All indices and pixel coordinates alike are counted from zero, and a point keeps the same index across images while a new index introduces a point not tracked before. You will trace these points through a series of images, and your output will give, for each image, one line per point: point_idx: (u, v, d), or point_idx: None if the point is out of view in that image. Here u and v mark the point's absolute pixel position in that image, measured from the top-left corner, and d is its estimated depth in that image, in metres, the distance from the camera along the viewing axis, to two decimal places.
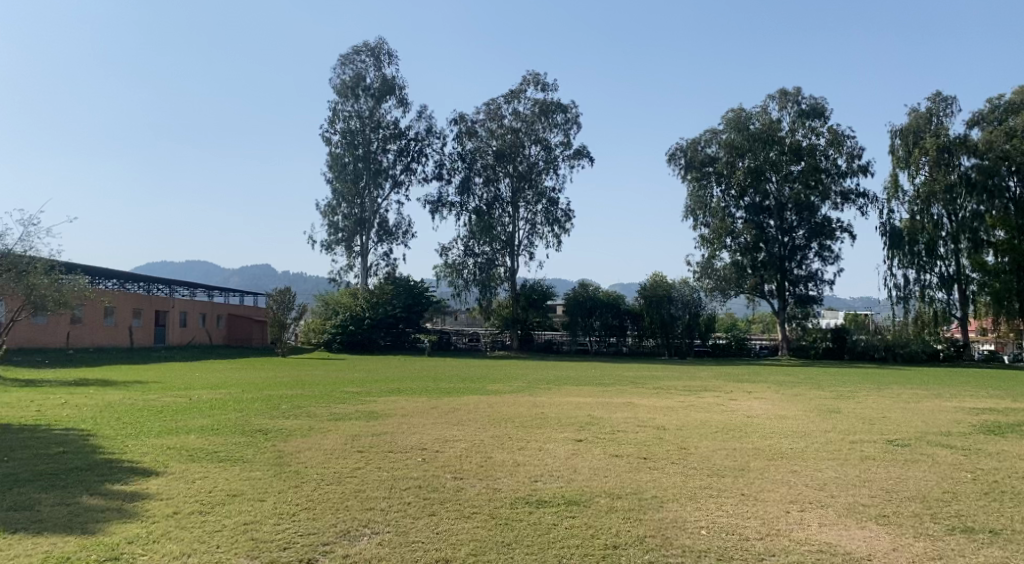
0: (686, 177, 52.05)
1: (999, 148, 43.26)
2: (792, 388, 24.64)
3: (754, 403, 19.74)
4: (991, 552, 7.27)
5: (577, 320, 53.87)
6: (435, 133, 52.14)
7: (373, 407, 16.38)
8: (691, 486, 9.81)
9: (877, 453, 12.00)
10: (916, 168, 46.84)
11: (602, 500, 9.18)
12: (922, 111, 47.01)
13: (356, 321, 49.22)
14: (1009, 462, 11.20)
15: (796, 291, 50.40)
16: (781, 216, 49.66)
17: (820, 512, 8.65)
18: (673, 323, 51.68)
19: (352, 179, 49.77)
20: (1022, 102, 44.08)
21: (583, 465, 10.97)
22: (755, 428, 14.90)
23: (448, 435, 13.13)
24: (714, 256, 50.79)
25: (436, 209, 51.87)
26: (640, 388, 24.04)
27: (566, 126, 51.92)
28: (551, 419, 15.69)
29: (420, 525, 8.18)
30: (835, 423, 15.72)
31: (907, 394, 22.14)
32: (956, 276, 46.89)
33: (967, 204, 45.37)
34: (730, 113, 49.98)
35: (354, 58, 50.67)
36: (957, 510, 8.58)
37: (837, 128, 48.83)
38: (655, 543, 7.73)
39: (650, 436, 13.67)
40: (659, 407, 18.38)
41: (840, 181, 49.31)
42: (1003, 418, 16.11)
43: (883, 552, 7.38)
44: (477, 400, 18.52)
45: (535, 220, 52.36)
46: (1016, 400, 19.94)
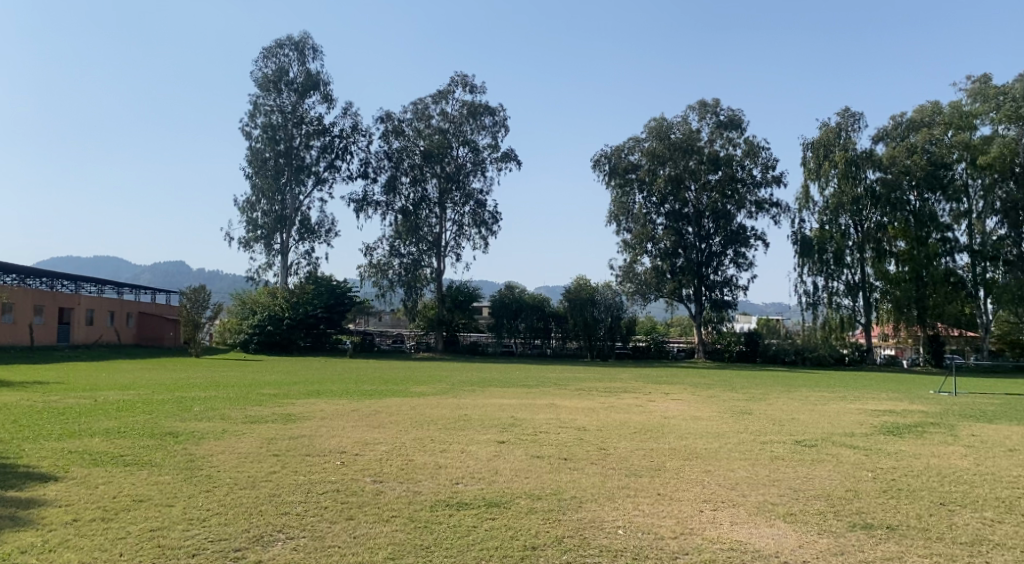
0: (610, 183, 52.84)
1: (901, 163, 45.75)
2: (708, 390, 25.48)
3: (671, 404, 20.28)
4: (888, 547, 7.64)
5: (502, 321, 54.13)
6: (361, 131, 51.41)
7: (291, 409, 16.07)
8: (610, 486, 9.98)
9: (786, 453, 12.44)
10: (826, 180, 48.74)
11: (522, 501, 9.24)
12: (833, 125, 49.11)
13: (274, 321, 47.90)
14: (908, 461, 11.78)
15: (711, 295, 51.66)
16: (699, 223, 50.99)
17: (732, 511, 8.91)
18: (596, 325, 52.39)
19: (273, 175, 48.74)
20: (922, 120, 46.62)
21: (505, 466, 11.03)
22: (671, 429, 15.29)
23: (369, 437, 12.99)
24: (636, 260, 51.70)
25: (361, 208, 51.21)
26: (562, 388, 24.45)
27: (493, 129, 52.22)
28: (474, 420, 15.74)
29: (336, 529, 8.05)
30: (747, 423, 16.27)
31: (815, 396, 23.23)
32: (862, 284, 48.81)
33: (872, 215, 47.72)
34: (652, 122, 51.26)
35: (277, 51, 49.50)
36: (859, 507, 8.99)
37: (753, 139, 50.53)
38: (573, 543, 7.83)
39: (571, 436, 13.81)
40: (580, 408, 18.65)
41: (755, 190, 50.98)
42: (900, 419, 17.02)
43: (790, 549, 7.65)
44: (398, 401, 18.39)
45: (461, 221, 52.27)
46: (914, 402, 21.19)
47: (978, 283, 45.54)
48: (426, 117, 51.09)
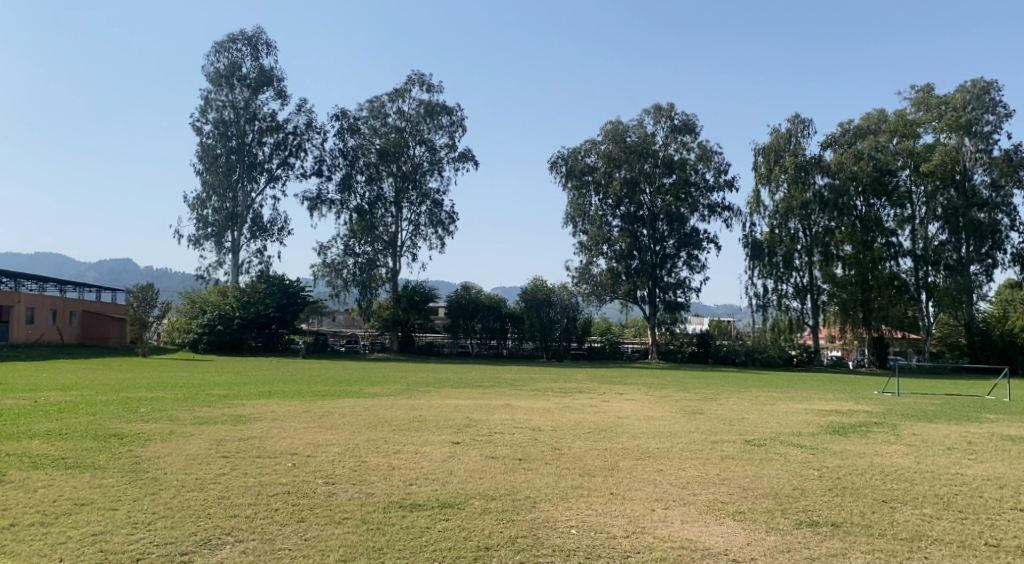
0: (566, 185, 53.13)
1: (848, 169, 46.79)
2: (661, 390, 25.82)
3: (625, 404, 20.48)
4: (833, 544, 7.82)
5: (458, 321, 53.91)
6: (316, 128, 50.80)
7: (241, 410, 15.81)
8: (563, 486, 10.03)
9: (736, 452, 12.65)
10: (776, 185, 49.43)
11: (476, 502, 9.24)
12: (783, 132, 50.09)
13: (225, 321, 47.10)
14: (852, 460, 12.08)
15: (665, 297, 52.08)
16: (653, 226, 51.56)
17: (683, 509, 9.04)
18: (552, 326, 52.65)
19: (224, 172, 47.90)
20: (869, 127, 47.89)
21: (459, 467, 11.02)
22: (624, 429, 15.42)
23: (321, 439, 12.83)
24: (592, 262, 52.05)
25: (315, 206, 50.62)
26: (517, 389, 24.53)
27: (451, 128, 52.10)
28: (428, 421, 15.68)
29: (287, 531, 7.97)
30: (699, 423, 16.50)
31: (764, 396, 23.72)
32: (810, 288, 49.97)
33: (820, 219, 48.79)
34: (608, 125, 51.68)
35: (229, 46, 48.64)
36: (805, 505, 9.20)
37: (706, 144, 51.32)
38: (526, 543, 7.85)
39: (526, 437, 13.83)
40: (534, 409, 18.71)
41: (708, 194, 51.73)
42: (846, 419, 17.45)
43: (738, 547, 7.79)
44: (351, 402, 18.23)
45: (418, 220, 52.05)
46: (859, 402, 21.77)
47: (920, 287, 46.96)
48: (383, 116, 50.73)
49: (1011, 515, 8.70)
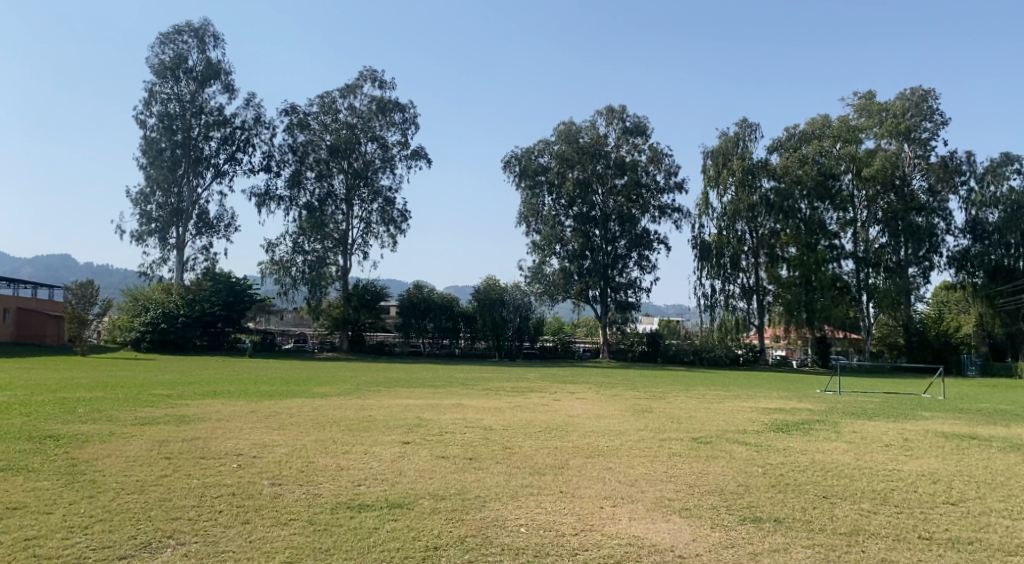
0: (520, 185, 53.24)
1: (794, 173, 48.05)
2: (612, 389, 26.04)
3: (575, 403, 20.60)
4: (775, 539, 8.00)
5: (410, 321, 53.62)
6: (265, 123, 49.95)
7: (185, 410, 15.49)
8: (513, 485, 10.06)
9: (683, 450, 12.83)
10: (724, 187, 50.40)
11: (426, 502, 9.20)
12: (731, 135, 50.94)
13: (168, 319, 46.01)
14: (795, 457, 12.35)
15: (617, 297, 52.53)
16: (605, 227, 52.04)
17: (631, 507, 9.14)
18: (504, 326, 53.02)
19: (169, 167, 46.83)
20: (814, 132, 49.16)
21: (409, 467, 10.96)
22: (575, 427, 15.52)
23: (268, 439, 12.65)
24: (545, 261, 52.24)
25: (263, 203, 49.79)
26: (469, 388, 24.48)
27: (403, 126, 51.82)
28: (378, 421, 15.57)
29: (232, 533, 7.84)
30: (648, 422, 16.70)
31: (711, 395, 24.08)
32: (756, 288, 51.08)
33: (766, 222, 49.78)
34: (561, 125, 51.97)
35: (175, 38, 47.52)
36: (748, 501, 9.38)
37: (657, 146, 51.98)
38: (475, 543, 7.85)
39: (477, 436, 13.81)
40: (486, 408, 18.69)
41: (658, 195, 52.35)
42: (790, 416, 17.86)
43: (684, 543, 7.90)
44: (300, 403, 17.98)
45: (369, 218, 51.61)
46: (802, 400, 22.26)
47: (861, 287, 48.12)
48: (333, 111, 50.11)
49: (943, 508, 9.01)
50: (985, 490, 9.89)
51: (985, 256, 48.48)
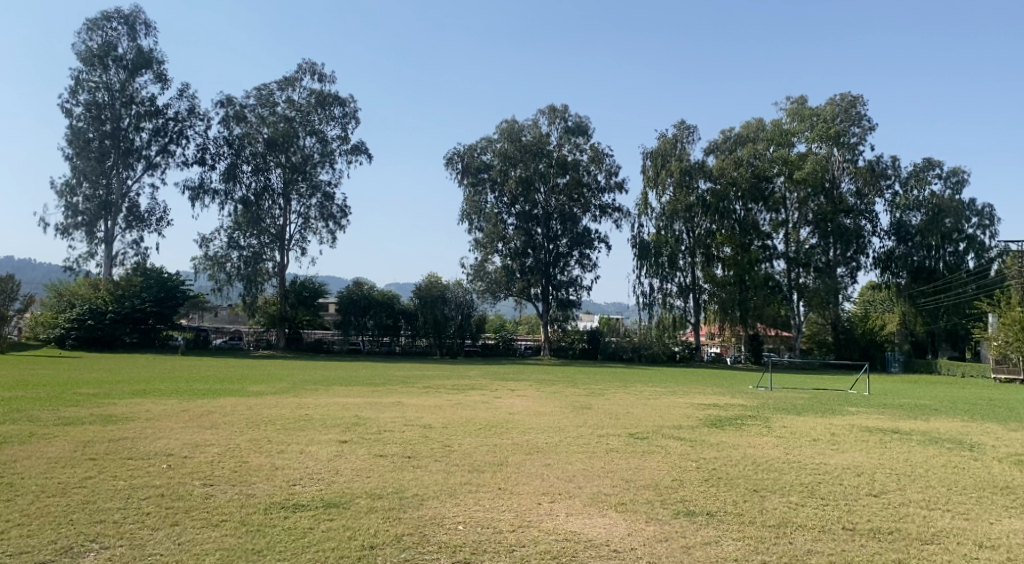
0: (462, 182, 53.13)
1: (729, 175, 49.15)
2: (551, 386, 26.19)
3: (515, 400, 20.69)
4: (707, 533, 8.17)
5: (349, 318, 52.96)
6: (199, 115, 48.66)
7: (112, 410, 14.99)
8: (451, 483, 10.04)
9: (621, 446, 13.01)
10: (662, 188, 51.17)
11: (362, 501, 9.11)
12: (670, 137, 51.72)
13: (96, 315, 44.51)
14: (727, 452, 12.64)
15: (558, 295, 52.96)
16: (547, 225, 52.30)
17: (568, 502, 9.23)
18: (446, 323, 52.30)
19: (97, 158, 45.25)
20: (749, 135, 50.33)
21: (345, 466, 10.85)
22: (514, 424, 15.58)
23: (200, 439, 12.35)
24: (487, 259, 52.31)
25: (197, 196, 48.52)
26: (408, 386, 24.32)
27: (343, 120, 51.17)
28: (315, 419, 15.33)
29: (159, 536, 7.62)
30: (586, 418, 16.89)
31: (649, 391, 24.46)
32: (693, 286, 51.63)
33: (702, 222, 50.83)
34: (504, 123, 52.05)
35: (103, 24, 45.91)
36: (683, 495, 9.56)
37: (599, 146, 52.53)
38: (412, 541, 7.81)
39: (416, 435, 13.72)
40: (425, 407, 18.59)
41: (600, 195, 52.89)
42: (723, 412, 18.26)
43: (620, 538, 8.01)
44: (234, 402, 17.56)
45: (307, 213, 50.82)
46: (735, 397, 22.77)
47: (792, 288, 49.60)
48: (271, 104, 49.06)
49: (865, 500, 9.34)
50: (905, 481, 10.30)
51: (908, 257, 50.56)
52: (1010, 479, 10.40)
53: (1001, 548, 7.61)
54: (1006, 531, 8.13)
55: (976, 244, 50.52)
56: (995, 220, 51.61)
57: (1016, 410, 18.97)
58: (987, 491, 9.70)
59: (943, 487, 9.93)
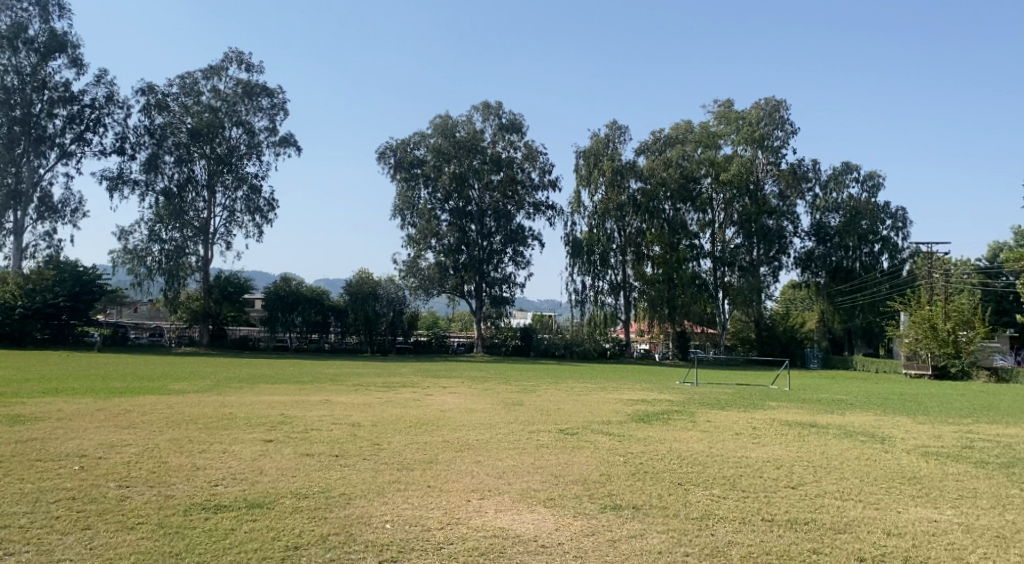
0: (395, 176, 52.52)
1: (659, 175, 50.03)
2: (483, 383, 26.14)
3: (446, 397, 20.61)
4: (632, 526, 8.29)
5: (276, 315, 51.57)
6: (118, 102, 46.85)
7: (20, 410, 14.27)
8: (380, 481, 9.93)
9: (550, 441, 13.10)
10: (595, 187, 51.60)
11: (287, 501, 8.93)
12: (602, 136, 52.31)
13: (4, 310, 42.49)
14: (654, 446, 12.87)
15: (491, 292, 52.88)
16: (481, 222, 52.36)
17: (497, 499, 9.24)
18: (377, 320, 52.11)
19: (6, 145, 43.09)
20: (678, 136, 51.40)
21: (271, 465, 10.61)
22: (445, 422, 15.51)
23: (116, 439, 11.89)
24: (420, 255, 51.92)
25: (115, 187, 46.77)
26: (338, 384, 23.94)
27: (271, 111, 50.05)
28: (239, 418, 14.93)
29: (69, 541, 7.31)
30: (517, 415, 16.93)
31: (580, 387, 24.66)
32: (624, 284, 52.24)
33: (633, 221, 51.59)
34: (438, 118, 51.80)
35: (13, 4, 43.63)
36: (610, 490, 9.69)
37: (532, 144, 52.86)
38: (338, 541, 7.70)
39: (344, 433, 13.53)
40: (355, 405, 18.34)
41: (533, 193, 53.21)
42: (651, 407, 18.55)
43: (548, 533, 8.06)
44: (154, 400, 16.96)
45: (233, 207, 49.55)
46: (663, 392, 23.19)
47: (717, 286, 50.90)
48: (195, 93, 47.62)
49: (783, 492, 9.63)
50: (821, 473, 10.68)
51: (827, 257, 52.34)
52: (917, 469, 10.89)
53: (907, 535, 7.95)
54: (913, 519, 8.51)
55: (890, 245, 52.47)
56: (908, 223, 53.82)
57: (925, 404, 19.85)
58: (897, 481, 10.14)
59: (857, 478, 10.33)
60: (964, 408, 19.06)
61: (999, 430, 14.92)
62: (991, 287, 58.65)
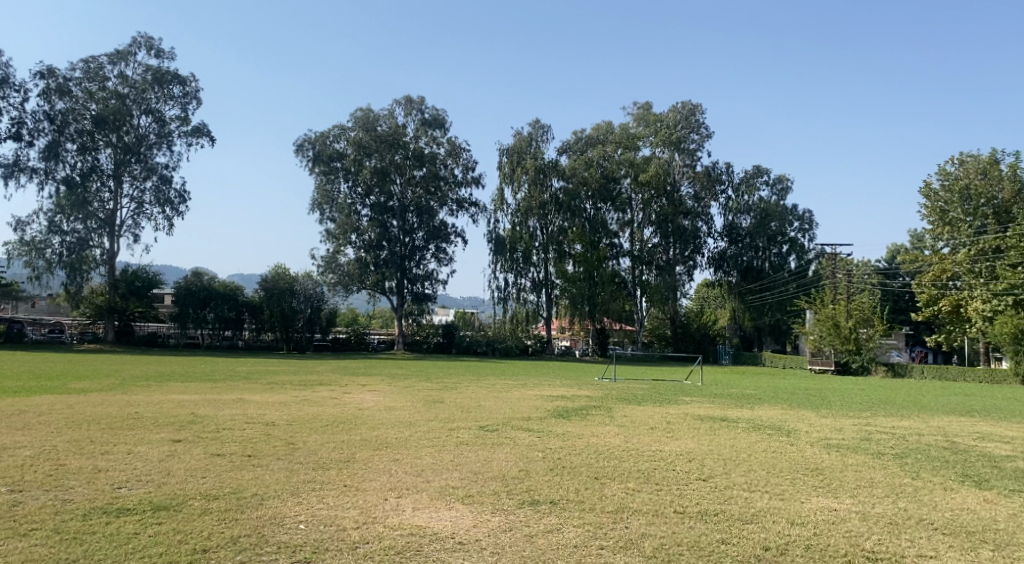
0: (313, 170, 51.34)
1: (580, 174, 50.69)
2: (404, 381, 25.88)
3: (365, 395, 20.31)
4: (549, 521, 8.36)
5: (187, 311, 49.73)
6: (15, 85, 44.38)
7: None
8: (295, 481, 9.71)
9: (470, 438, 13.10)
10: (518, 184, 51.80)
11: (195, 503, 8.63)
12: (525, 135, 52.65)
13: None
14: (572, 441, 13.01)
15: (413, 289, 52.49)
16: (403, 217, 51.81)
17: (415, 497, 9.17)
18: (294, 316, 51.06)
19: None
20: (599, 136, 52.37)
21: (178, 467, 10.23)
22: (364, 420, 15.29)
23: (9, 442, 11.23)
24: (339, 251, 50.92)
25: (11, 175, 44.33)
26: (253, 382, 23.28)
27: (183, 100, 48.35)
28: (146, 418, 14.34)
29: None
30: (437, 412, 16.86)
31: (501, 384, 24.73)
32: (545, 282, 52.42)
33: (555, 219, 51.94)
34: (359, 112, 51.14)
35: None
36: (528, 485, 9.75)
37: (455, 140, 52.82)
38: (249, 542, 7.49)
39: (258, 432, 13.19)
40: (269, 403, 17.88)
41: (456, 189, 53.20)
42: (570, 403, 18.79)
43: (466, 530, 8.05)
44: (52, 400, 16.11)
45: (141, 198, 47.65)
46: (582, 388, 23.55)
47: (636, 283, 51.93)
48: (101, 78, 45.58)
49: (695, 484, 9.90)
50: (731, 466, 11.00)
51: (738, 257, 53.94)
52: (820, 461, 11.37)
53: (808, 524, 8.27)
54: (814, 508, 8.87)
55: (798, 246, 54.56)
56: (813, 225, 56.10)
57: (830, 399, 20.73)
58: (801, 472, 10.56)
59: (764, 470, 10.71)
60: (863, 401, 20.04)
61: (895, 422, 15.73)
62: (889, 286, 61.79)
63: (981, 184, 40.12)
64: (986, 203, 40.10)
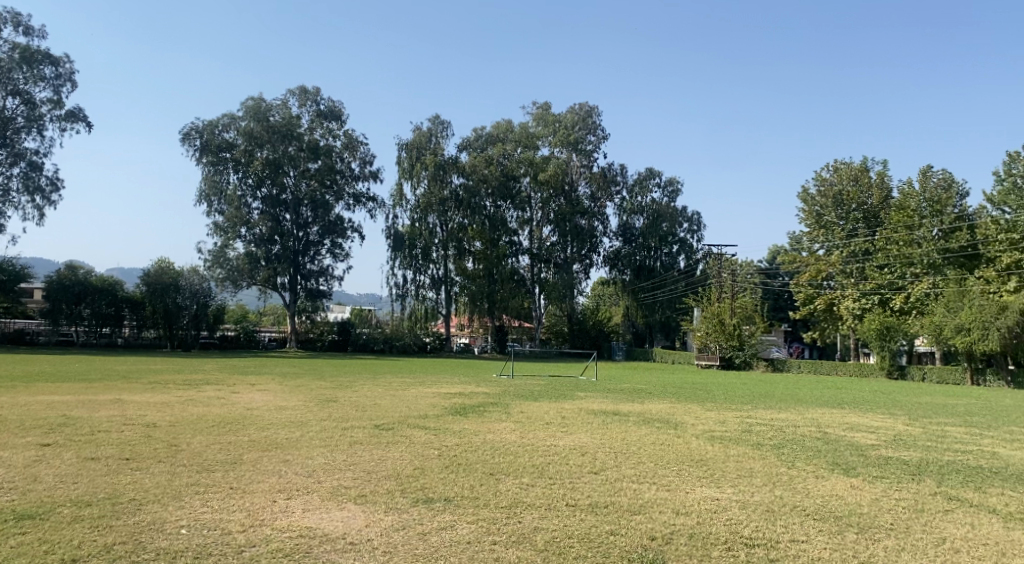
0: (200, 160, 49.24)
1: (480, 172, 50.89)
2: (296, 380, 25.13)
3: (254, 395, 19.65)
4: (444, 518, 8.33)
5: (60, 307, 46.79)
6: None
7: None
8: (178, 484, 9.30)
9: (364, 437, 12.90)
10: (417, 180, 51.44)
11: (65, 511, 8.10)
12: (425, 130, 52.32)
13: None
14: (468, 438, 13.01)
15: (307, 285, 51.24)
16: (296, 211, 50.52)
17: (305, 498, 8.93)
18: (178, 313, 49.10)
19: None
20: (498, 135, 52.79)
21: (46, 473, 9.58)
22: (252, 420, 14.80)
23: None
24: (227, 245, 49.10)
25: None
26: (134, 383, 22.08)
27: (55, 82, 45.46)
28: (12, 422, 13.37)
29: None
30: (330, 411, 16.54)
31: (396, 382, 24.40)
32: (444, 279, 52.20)
33: (455, 216, 51.88)
34: (250, 101, 49.44)
35: None
36: (422, 483, 9.68)
37: (352, 132, 51.92)
38: (125, 550, 7.11)
39: (137, 434, 12.56)
40: (150, 403, 17.00)
41: (353, 183, 52.53)
42: (466, 400, 18.78)
43: (356, 530, 7.90)
44: None
45: (7, 185, 44.49)
46: (478, 385, 23.56)
47: (534, 282, 52.64)
48: None
49: (586, 477, 10.09)
50: (621, 458, 11.28)
51: (632, 257, 55.44)
52: (704, 452, 11.79)
53: (693, 513, 8.57)
54: (698, 498, 9.17)
55: (687, 246, 56.58)
56: (701, 226, 58.24)
57: (714, 393, 21.61)
58: (687, 464, 10.92)
59: (651, 462, 11.00)
60: (744, 395, 20.92)
61: (773, 414, 16.51)
62: (770, 285, 65.10)
63: (853, 190, 42.61)
64: (858, 208, 42.74)
